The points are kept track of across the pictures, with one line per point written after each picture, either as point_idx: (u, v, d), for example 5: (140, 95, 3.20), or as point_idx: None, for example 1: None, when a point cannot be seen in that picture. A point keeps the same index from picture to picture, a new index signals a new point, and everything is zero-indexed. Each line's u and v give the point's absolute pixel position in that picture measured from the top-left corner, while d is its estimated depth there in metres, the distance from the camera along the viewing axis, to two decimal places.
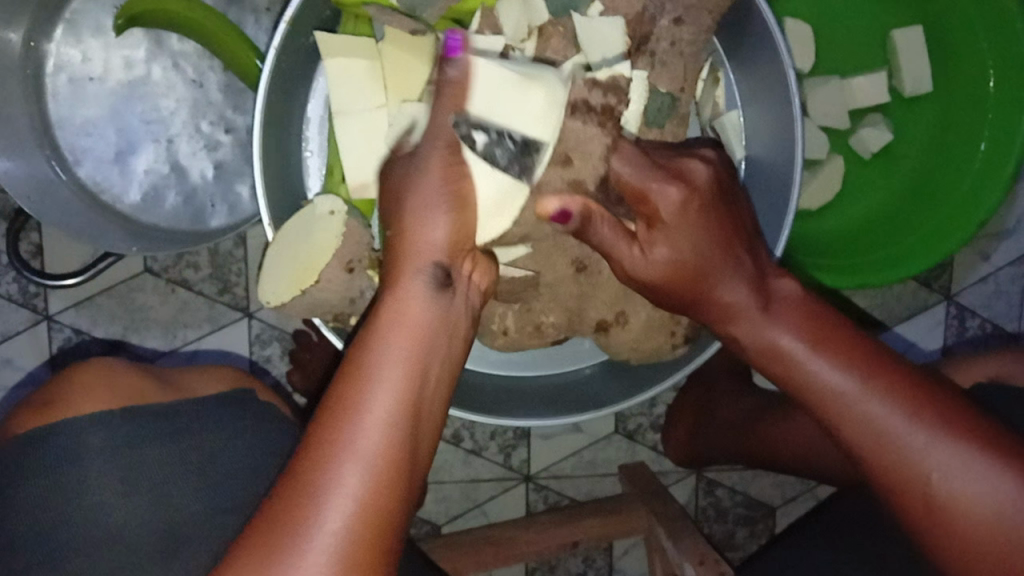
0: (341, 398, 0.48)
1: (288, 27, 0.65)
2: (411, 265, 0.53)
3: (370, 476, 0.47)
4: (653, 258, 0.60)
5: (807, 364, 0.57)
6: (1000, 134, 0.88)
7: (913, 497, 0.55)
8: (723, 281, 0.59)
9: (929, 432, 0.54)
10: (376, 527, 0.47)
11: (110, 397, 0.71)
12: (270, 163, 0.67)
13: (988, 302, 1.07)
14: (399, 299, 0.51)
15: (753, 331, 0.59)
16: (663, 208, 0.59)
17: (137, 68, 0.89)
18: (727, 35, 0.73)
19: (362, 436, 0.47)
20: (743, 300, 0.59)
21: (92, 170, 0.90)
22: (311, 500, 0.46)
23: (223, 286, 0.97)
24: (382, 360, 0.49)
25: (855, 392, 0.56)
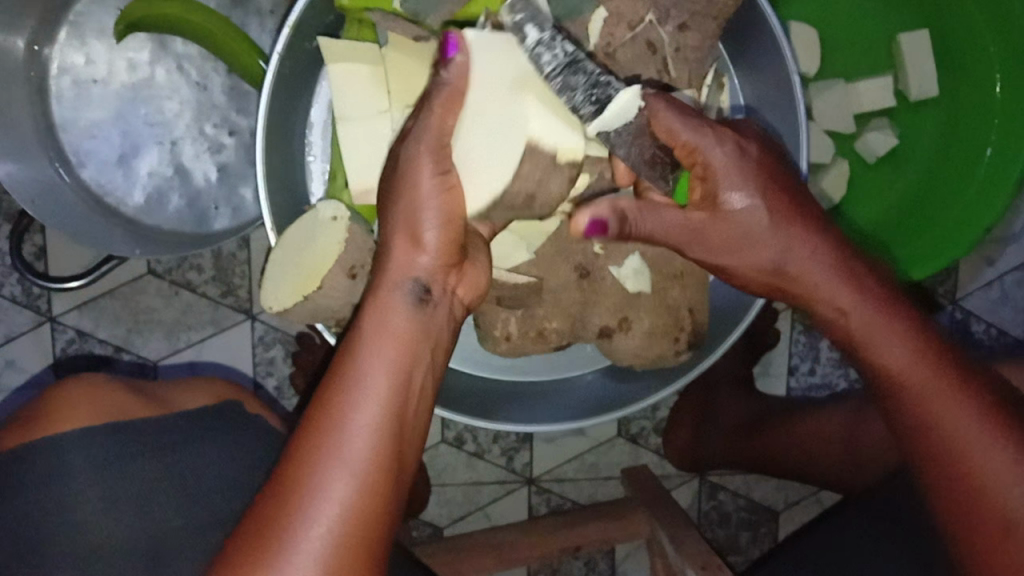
0: (330, 406, 0.50)
1: (291, 32, 0.64)
2: (391, 280, 0.55)
3: (357, 491, 0.48)
4: (727, 207, 0.60)
5: (869, 333, 0.58)
6: (1007, 140, 0.87)
7: (958, 486, 0.53)
8: (798, 248, 0.61)
9: (982, 417, 0.53)
10: (364, 532, 0.48)
11: (99, 412, 0.71)
12: (273, 168, 0.67)
13: (993, 307, 1.07)
14: (382, 317, 0.54)
15: (825, 300, 0.60)
16: (716, 171, 0.60)
17: (141, 70, 0.89)
18: (733, 40, 0.73)
19: (347, 444, 0.49)
20: (815, 265, 0.60)
21: (96, 172, 0.90)
22: (295, 506, 0.48)
23: (226, 289, 0.97)
24: (367, 372, 0.51)
25: (908, 364, 0.56)
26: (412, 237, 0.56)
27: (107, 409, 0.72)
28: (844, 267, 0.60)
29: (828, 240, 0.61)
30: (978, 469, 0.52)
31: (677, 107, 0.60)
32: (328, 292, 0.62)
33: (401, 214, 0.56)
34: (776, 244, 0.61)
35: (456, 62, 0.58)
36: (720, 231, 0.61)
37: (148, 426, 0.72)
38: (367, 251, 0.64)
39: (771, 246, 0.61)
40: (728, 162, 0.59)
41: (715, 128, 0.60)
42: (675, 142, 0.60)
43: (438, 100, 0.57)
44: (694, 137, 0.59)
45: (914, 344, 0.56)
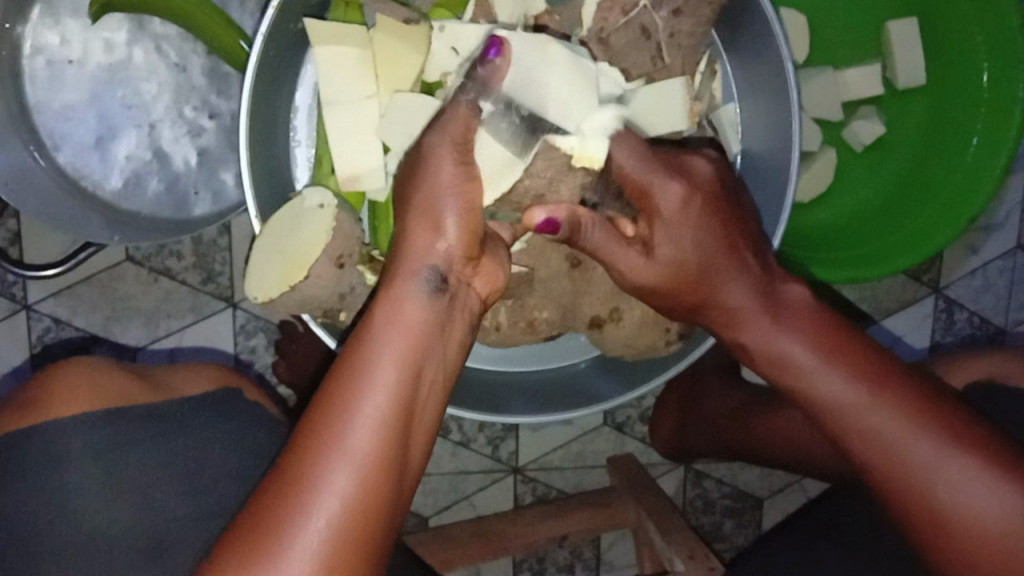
0: (338, 395, 0.48)
1: (275, 14, 0.63)
2: (407, 267, 0.53)
3: (360, 484, 0.46)
4: (663, 253, 0.60)
5: (802, 368, 0.57)
6: (993, 129, 0.88)
7: (900, 496, 0.56)
8: (727, 288, 0.60)
9: (919, 426, 0.55)
10: (363, 526, 0.46)
11: (94, 398, 0.69)
12: (257, 154, 0.66)
13: (976, 295, 1.07)
14: (393, 303, 0.51)
15: (757, 338, 0.59)
16: (659, 216, 0.59)
17: (118, 51, 0.86)
18: (724, 27, 0.72)
19: (351, 434, 0.47)
20: (742, 296, 0.60)
21: (72, 156, 0.88)
22: (298, 495, 0.46)
23: (207, 275, 0.95)
24: (380, 360, 0.49)
25: (848, 394, 0.56)
26: (434, 220, 0.54)
27: (103, 395, 0.69)
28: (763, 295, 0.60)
29: (754, 271, 0.60)
30: (938, 488, 0.54)
31: (634, 152, 0.60)
32: (314, 282, 0.61)
33: (422, 198, 0.55)
34: (708, 288, 0.60)
35: (497, 64, 0.57)
36: (652, 278, 0.61)
37: (140, 413, 0.70)
38: (353, 240, 0.63)
39: (702, 289, 0.60)
40: (672, 210, 0.58)
41: (662, 170, 0.59)
42: (625, 182, 0.60)
43: (467, 98, 0.57)
44: (653, 178, 0.59)
45: (838, 371, 0.56)
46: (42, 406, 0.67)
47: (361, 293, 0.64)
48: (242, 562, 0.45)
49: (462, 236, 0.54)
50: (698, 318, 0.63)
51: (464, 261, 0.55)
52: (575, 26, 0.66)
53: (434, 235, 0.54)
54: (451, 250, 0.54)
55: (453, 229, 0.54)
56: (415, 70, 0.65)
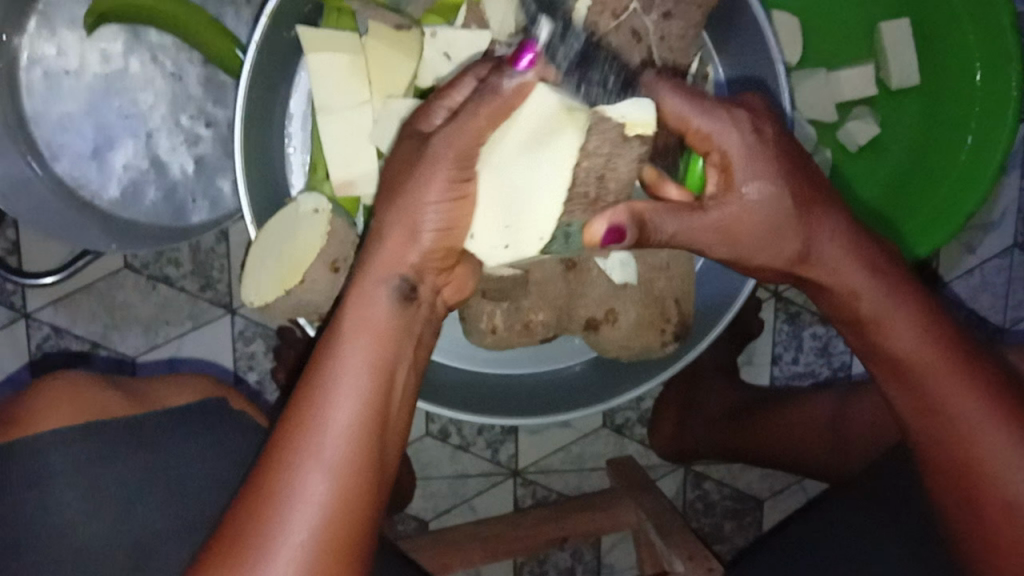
0: (309, 404, 0.51)
1: (268, 22, 0.63)
2: (377, 274, 0.54)
3: (338, 488, 0.49)
4: (746, 197, 0.58)
5: (896, 327, 0.58)
6: (986, 129, 0.88)
7: (953, 461, 0.56)
8: (824, 232, 0.59)
9: (991, 401, 0.55)
10: (346, 526, 0.49)
11: (78, 412, 0.68)
12: (252, 160, 0.66)
13: (974, 294, 1.07)
14: (363, 312, 0.53)
15: (870, 297, 0.59)
16: (734, 157, 0.57)
17: (114, 61, 0.87)
18: (716, 29, 0.72)
19: (326, 443, 0.50)
20: (838, 248, 0.59)
21: (70, 165, 0.88)
22: (276, 504, 0.49)
23: (205, 283, 0.96)
24: (346, 371, 0.51)
25: (922, 353, 0.57)
26: (404, 231, 0.54)
27: (85, 409, 0.69)
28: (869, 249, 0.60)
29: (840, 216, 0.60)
30: (987, 457, 0.55)
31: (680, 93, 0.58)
32: (309, 286, 0.61)
33: (403, 204, 0.54)
34: (807, 231, 0.59)
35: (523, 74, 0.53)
36: (746, 225, 0.58)
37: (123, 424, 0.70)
38: (349, 244, 0.63)
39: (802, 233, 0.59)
40: (736, 153, 0.57)
41: (722, 105, 0.58)
42: (678, 126, 0.59)
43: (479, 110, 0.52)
44: (707, 124, 0.57)
45: (931, 333, 0.58)
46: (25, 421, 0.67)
47: None
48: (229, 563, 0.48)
49: (437, 241, 0.55)
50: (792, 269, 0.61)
51: (434, 269, 0.57)
52: None
53: (399, 242, 0.54)
54: (414, 259, 0.55)
55: (430, 233, 0.55)
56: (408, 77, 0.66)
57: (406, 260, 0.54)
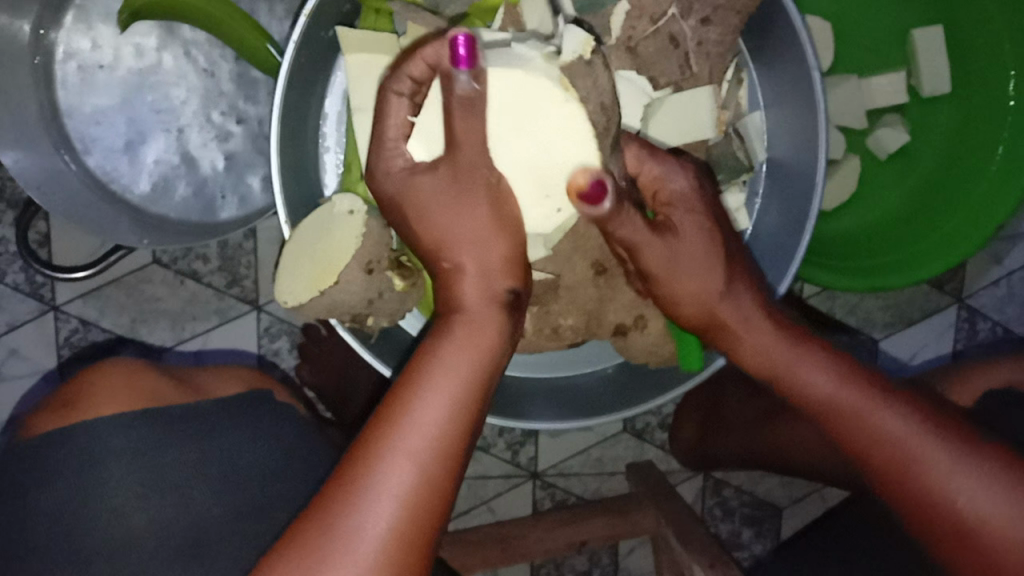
0: (406, 393, 0.50)
1: (307, 21, 0.63)
2: (476, 272, 0.54)
3: (422, 477, 0.48)
4: (682, 240, 0.60)
5: (804, 371, 0.59)
6: (1017, 137, 0.87)
7: (896, 491, 0.56)
8: (734, 294, 0.61)
9: (918, 426, 0.56)
10: (423, 517, 0.48)
11: (131, 399, 0.71)
12: (287, 160, 0.67)
13: (1000, 305, 1.07)
14: (466, 309, 0.53)
15: (763, 347, 0.61)
16: (672, 204, 0.61)
17: (148, 56, 0.87)
18: (751, 36, 0.72)
19: (416, 431, 0.49)
20: (739, 307, 0.61)
21: (101, 159, 0.89)
22: (361, 488, 0.48)
23: (232, 279, 0.96)
24: (442, 372, 0.51)
25: (838, 395, 0.58)
26: (481, 241, 0.54)
27: (134, 399, 0.71)
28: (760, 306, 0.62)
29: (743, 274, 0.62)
30: (947, 490, 0.54)
31: (648, 148, 0.64)
32: (344, 287, 0.61)
33: (473, 205, 0.54)
34: (717, 291, 0.61)
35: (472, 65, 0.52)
36: (682, 267, 0.60)
37: (174, 412, 0.72)
38: (383, 246, 0.63)
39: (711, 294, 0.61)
40: (682, 193, 0.62)
41: (669, 164, 0.63)
42: (638, 178, 0.63)
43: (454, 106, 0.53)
44: (662, 169, 0.63)
45: (841, 377, 0.59)
46: (79, 408, 0.69)
47: (389, 299, 0.64)
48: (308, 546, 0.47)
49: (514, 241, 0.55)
50: (705, 330, 0.63)
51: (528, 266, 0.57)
52: (605, 33, 0.66)
53: (480, 249, 0.54)
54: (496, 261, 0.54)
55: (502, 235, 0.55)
56: None
57: (490, 271, 0.54)
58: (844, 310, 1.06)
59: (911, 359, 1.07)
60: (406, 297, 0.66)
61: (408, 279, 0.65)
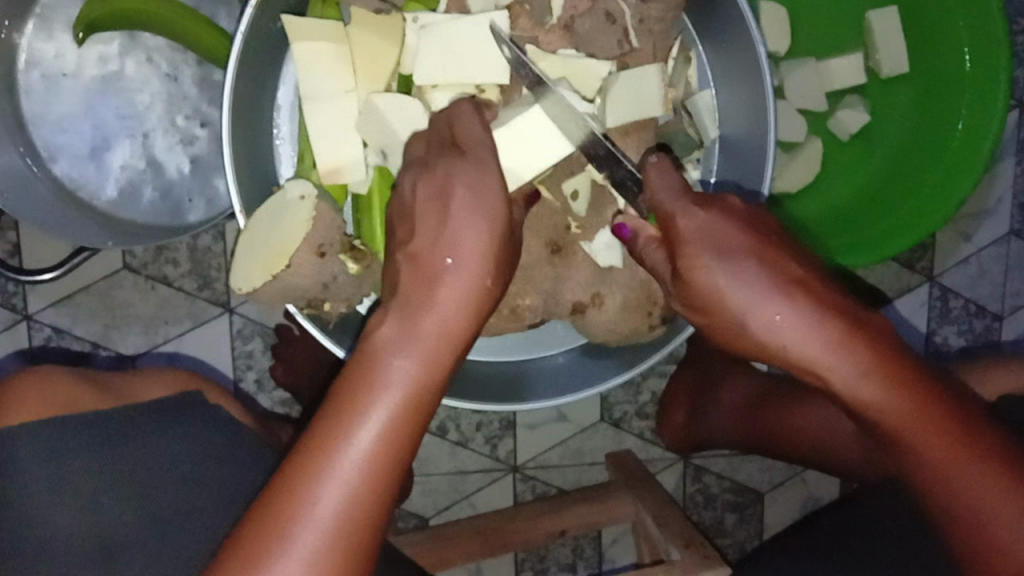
0: (343, 414, 0.50)
1: (255, 13, 0.64)
2: (418, 290, 0.53)
3: (355, 502, 0.49)
4: (728, 264, 0.53)
5: (844, 378, 0.52)
6: (977, 111, 0.88)
7: (945, 514, 0.53)
8: (768, 310, 0.52)
9: (971, 461, 0.51)
10: (354, 538, 0.50)
11: (50, 402, 0.69)
12: (241, 153, 0.67)
13: (972, 282, 1.07)
14: (415, 323, 0.52)
15: (803, 355, 0.52)
16: (686, 238, 0.54)
17: (111, 64, 0.88)
18: (697, 15, 0.73)
19: (348, 456, 0.49)
20: (796, 318, 0.52)
21: (69, 166, 0.90)
22: (295, 508, 0.49)
23: (203, 282, 0.97)
24: (382, 395, 0.51)
25: (883, 407, 0.52)
26: (454, 246, 0.53)
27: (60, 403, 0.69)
28: (829, 312, 0.52)
29: (801, 282, 0.52)
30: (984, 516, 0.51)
31: (662, 175, 0.59)
32: (296, 269, 0.61)
33: (454, 213, 0.53)
34: (752, 300, 0.52)
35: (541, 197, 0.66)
36: (721, 290, 0.53)
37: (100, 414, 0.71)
38: (335, 230, 0.63)
39: (746, 302, 0.53)
40: (703, 227, 0.54)
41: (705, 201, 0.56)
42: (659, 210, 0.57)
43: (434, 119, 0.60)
44: (676, 208, 0.56)
45: (890, 403, 0.52)
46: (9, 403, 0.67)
47: (344, 282, 0.64)
48: (245, 553, 0.48)
49: (477, 242, 0.53)
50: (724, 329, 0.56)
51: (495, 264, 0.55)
52: (546, 14, 0.67)
53: (454, 256, 0.53)
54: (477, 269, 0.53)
55: (473, 234, 0.53)
56: (392, 63, 0.67)
57: (470, 278, 0.53)
58: None
59: None
60: (361, 281, 0.66)
61: (361, 261, 0.65)
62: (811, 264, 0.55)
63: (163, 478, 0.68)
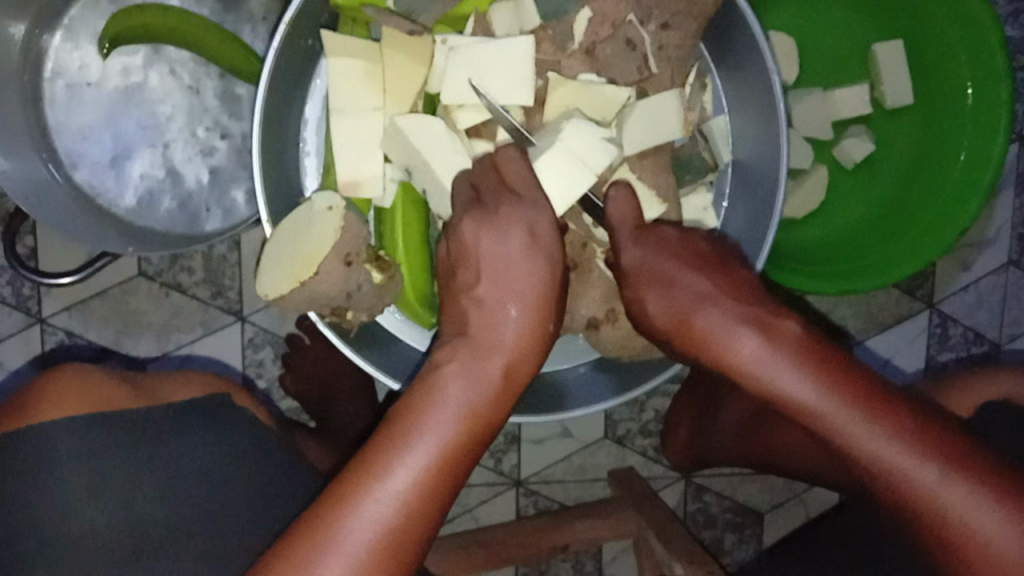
0: (398, 434, 0.53)
1: (287, 30, 0.66)
2: (476, 322, 0.56)
3: (399, 520, 0.51)
4: (668, 285, 0.60)
5: (783, 379, 0.55)
6: (978, 144, 0.90)
7: (922, 521, 0.53)
8: (703, 319, 0.58)
9: (938, 461, 0.53)
10: (395, 556, 0.51)
11: (81, 401, 0.69)
12: (269, 165, 0.69)
13: (971, 310, 1.09)
14: (472, 351, 0.55)
15: (744, 361, 0.57)
16: (625, 270, 0.64)
17: (135, 75, 0.90)
18: (713, 43, 0.75)
19: (401, 473, 0.51)
20: (726, 324, 0.58)
21: (89, 174, 0.91)
22: (343, 519, 0.50)
23: (216, 290, 0.98)
24: (435, 418, 0.53)
25: (825, 407, 0.55)
26: (515, 291, 0.56)
27: (91, 403, 0.70)
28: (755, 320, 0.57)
29: (725, 293, 0.59)
30: (941, 506, 0.52)
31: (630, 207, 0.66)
32: (323, 278, 0.62)
33: (517, 255, 0.57)
34: (687, 311, 0.59)
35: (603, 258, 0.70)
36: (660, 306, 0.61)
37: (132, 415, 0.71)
38: (361, 240, 0.64)
39: (683, 314, 0.59)
40: (634, 262, 0.63)
41: (651, 230, 0.65)
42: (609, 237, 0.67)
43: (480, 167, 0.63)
44: (623, 239, 0.65)
45: (837, 403, 0.54)
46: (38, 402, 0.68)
47: (367, 292, 0.65)
48: (290, 560, 0.50)
49: (535, 279, 0.57)
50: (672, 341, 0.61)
51: (546, 300, 0.57)
52: (568, 40, 0.70)
53: (517, 303, 0.56)
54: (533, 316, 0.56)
55: (530, 270, 0.57)
56: (419, 82, 0.69)
57: (535, 323, 0.56)
58: (819, 316, 1.08)
59: (886, 364, 1.09)
60: (383, 292, 0.67)
61: (386, 272, 0.66)
62: (742, 279, 0.61)
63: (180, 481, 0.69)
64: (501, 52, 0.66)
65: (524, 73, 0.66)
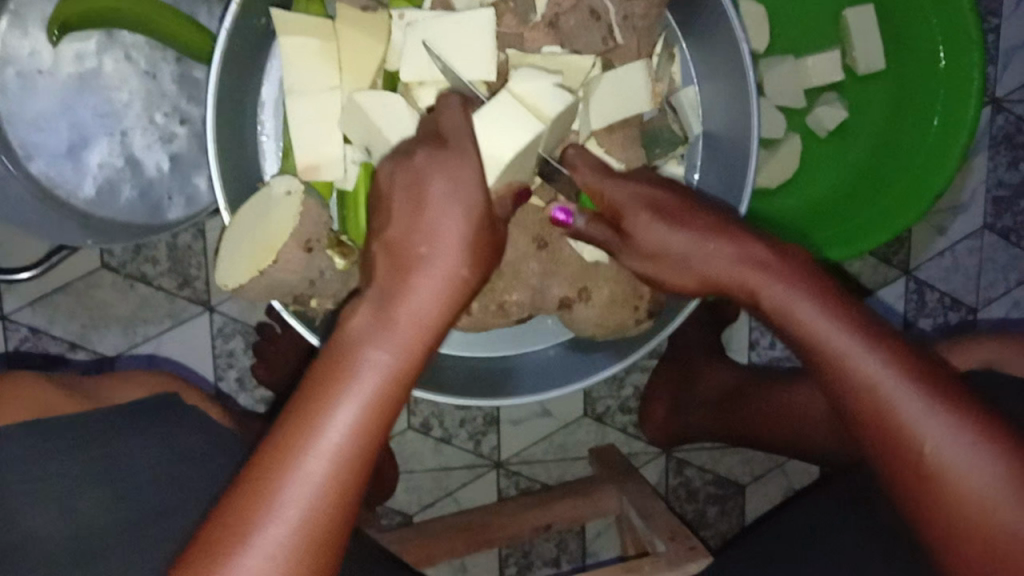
0: (313, 405, 0.52)
1: (238, 10, 0.64)
2: (388, 280, 0.54)
3: (320, 493, 0.51)
4: (665, 222, 0.60)
5: (788, 301, 0.56)
6: (952, 109, 0.90)
7: (898, 460, 0.53)
8: (708, 247, 0.59)
9: (928, 396, 0.52)
10: (323, 526, 0.51)
11: (28, 407, 0.68)
12: (226, 150, 0.67)
13: (946, 275, 1.09)
14: (389, 309, 0.53)
15: (756, 283, 0.58)
16: (617, 210, 0.62)
17: (88, 61, 0.87)
18: (680, 11, 0.73)
19: (316, 447, 0.51)
20: (731, 251, 0.58)
21: (46, 165, 0.88)
22: (262, 499, 0.50)
23: (183, 280, 0.96)
24: (350, 385, 0.52)
25: (826, 329, 0.55)
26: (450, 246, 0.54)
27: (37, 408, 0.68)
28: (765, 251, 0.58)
29: (735, 230, 0.60)
30: (919, 442, 0.51)
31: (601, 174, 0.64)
32: (284, 265, 0.60)
33: (462, 209, 0.54)
34: (690, 244, 0.59)
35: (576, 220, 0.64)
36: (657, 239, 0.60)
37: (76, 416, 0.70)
38: (322, 225, 0.63)
39: (685, 247, 0.59)
40: (620, 200, 0.61)
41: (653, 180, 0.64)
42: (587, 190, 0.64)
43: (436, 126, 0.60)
44: (607, 187, 0.63)
45: (839, 326, 0.55)
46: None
47: (330, 278, 0.64)
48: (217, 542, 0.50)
49: (460, 232, 0.54)
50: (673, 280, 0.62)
51: (481, 256, 0.55)
52: (529, 12, 0.68)
53: (454, 254, 0.54)
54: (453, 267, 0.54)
55: (452, 222, 0.54)
56: (377, 59, 0.67)
57: (452, 273, 0.54)
58: None
59: None
60: (349, 277, 0.65)
61: (349, 257, 0.65)
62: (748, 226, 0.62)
63: (146, 479, 0.67)
64: (465, 23, 0.64)
65: (486, 44, 0.64)
